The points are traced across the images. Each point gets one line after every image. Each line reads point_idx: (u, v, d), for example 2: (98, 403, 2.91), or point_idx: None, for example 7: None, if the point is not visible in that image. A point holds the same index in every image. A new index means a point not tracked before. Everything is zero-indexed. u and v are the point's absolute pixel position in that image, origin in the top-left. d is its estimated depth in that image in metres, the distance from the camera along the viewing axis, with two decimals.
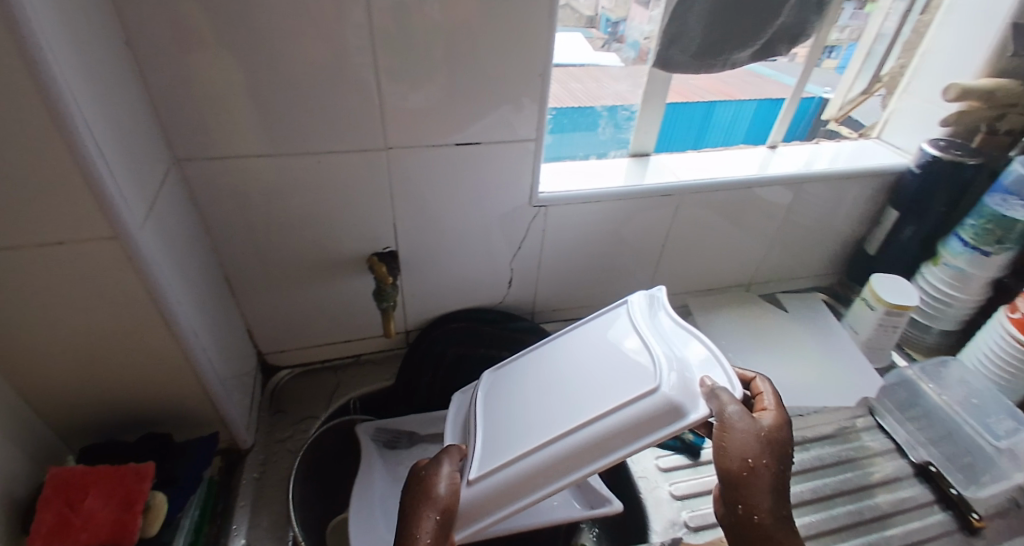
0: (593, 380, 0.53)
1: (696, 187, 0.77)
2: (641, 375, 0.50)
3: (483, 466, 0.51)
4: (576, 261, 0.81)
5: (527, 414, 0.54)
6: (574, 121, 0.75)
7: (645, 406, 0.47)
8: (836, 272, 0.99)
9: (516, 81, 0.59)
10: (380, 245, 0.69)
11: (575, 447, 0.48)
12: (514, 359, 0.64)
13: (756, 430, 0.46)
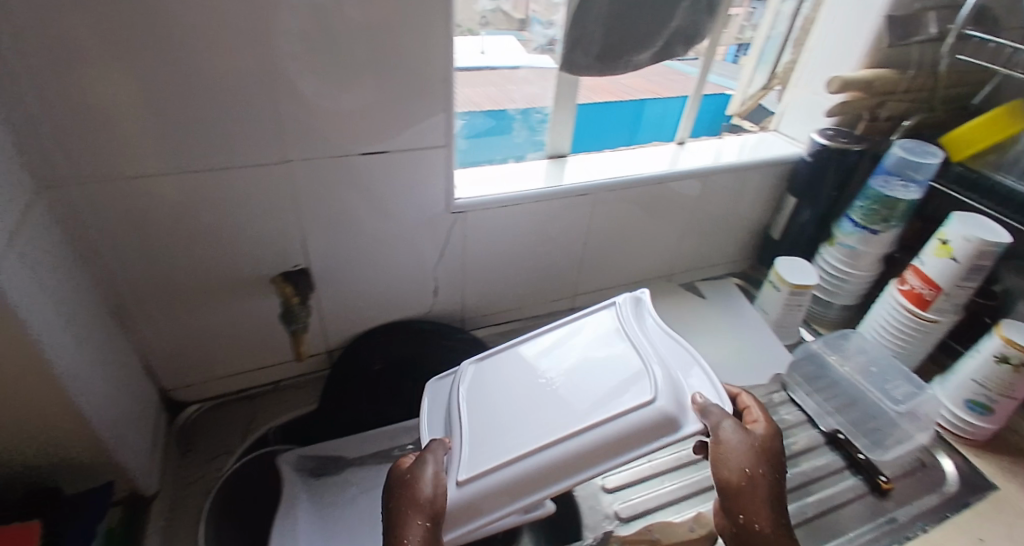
0: (585, 386, 0.55)
1: (611, 184, 0.79)
2: (637, 387, 0.52)
3: (473, 466, 0.50)
4: (499, 266, 0.80)
5: (518, 415, 0.54)
6: (486, 124, 0.75)
7: (641, 417, 0.50)
8: (748, 258, 1.04)
9: (419, 87, 0.57)
10: (297, 255, 0.65)
11: (579, 450, 0.49)
12: (495, 356, 0.64)
13: (751, 443, 0.49)
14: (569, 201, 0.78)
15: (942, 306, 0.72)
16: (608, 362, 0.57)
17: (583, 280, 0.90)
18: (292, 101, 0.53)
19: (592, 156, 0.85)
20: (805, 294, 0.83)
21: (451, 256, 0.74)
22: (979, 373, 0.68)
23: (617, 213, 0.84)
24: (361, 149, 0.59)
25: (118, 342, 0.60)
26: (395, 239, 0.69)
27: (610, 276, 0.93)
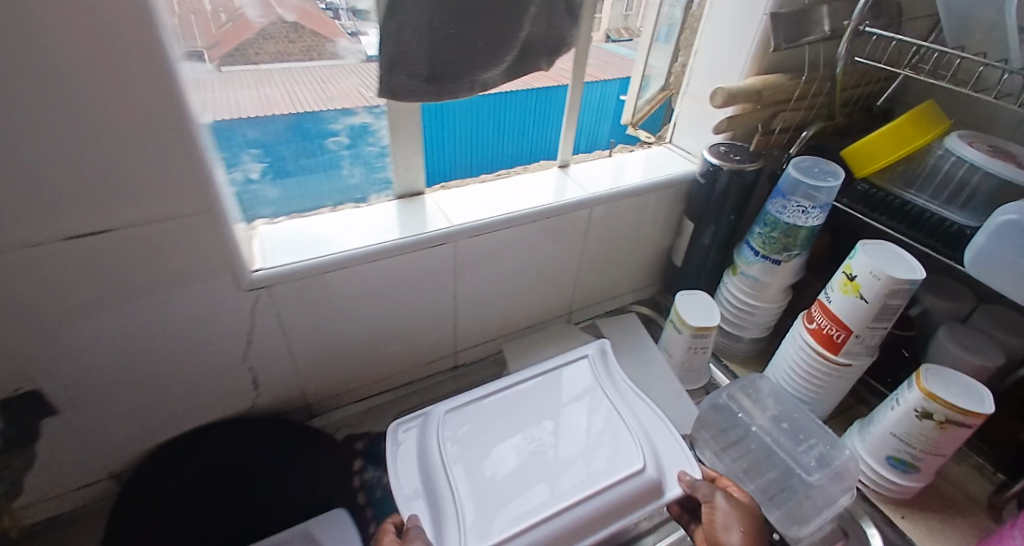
0: (572, 448, 0.58)
1: (472, 229, 0.65)
2: (630, 456, 0.56)
3: (476, 536, 0.49)
4: (346, 335, 0.65)
5: (509, 478, 0.54)
6: (298, 164, 0.58)
7: (636, 488, 0.54)
8: (655, 283, 0.95)
9: (143, 144, 0.41)
10: (43, 366, 0.49)
11: (581, 518, 0.52)
12: (464, 404, 0.62)
13: (739, 501, 0.58)
14: (421, 253, 0.64)
15: (853, 349, 0.65)
16: (594, 425, 0.60)
17: (467, 333, 0.77)
18: None
19: (454, 189, 0.72)
20: (707, 337, 0.73)
21: (272, 335, 0.59)
22: (899, 427, 0.62)
23: (490, 257, 0.71)
24: (97, 226, 0.43)
25: None
26: (183, 327, 0.53)
27: (497, 326, 0.80)
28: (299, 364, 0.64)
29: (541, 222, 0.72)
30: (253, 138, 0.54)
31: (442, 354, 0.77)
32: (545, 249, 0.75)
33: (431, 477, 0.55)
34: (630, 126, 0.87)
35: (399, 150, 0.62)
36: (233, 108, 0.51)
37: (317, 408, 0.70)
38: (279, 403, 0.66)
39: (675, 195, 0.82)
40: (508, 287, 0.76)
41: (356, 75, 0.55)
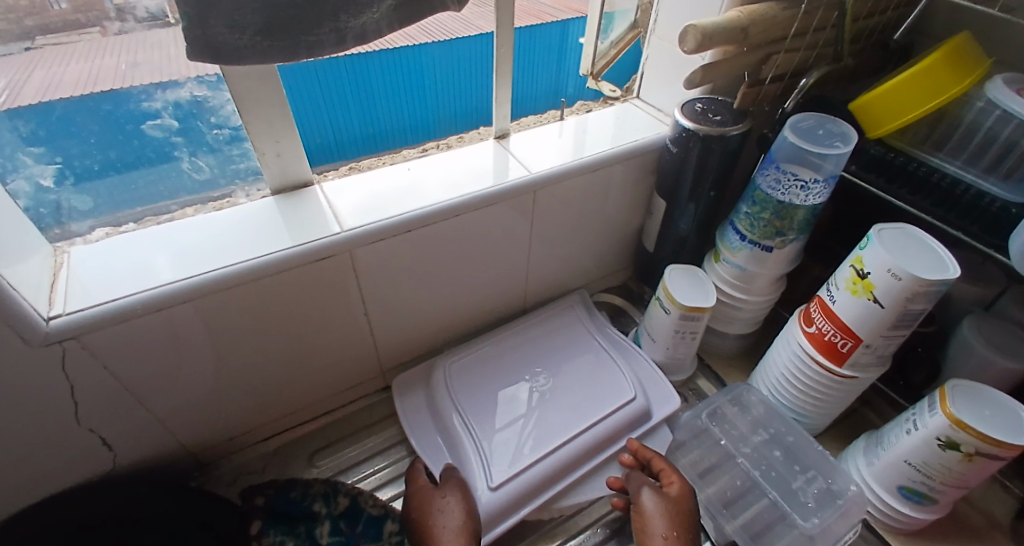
0: (567, 385, 0.61)
1: (374, 233, 0.50)
2: (621, 387, 0.60)
3: (502, 469, 0.53)
4: (225, 372, 0.51)
5: (516, 414, 0.58)
6: (112, 159, 0.43)
7: (629, 415, 0.58)
8: (628, 265, 0.80)
9: None
10: None
11: (585, 446, 0.56)
12: (467, 355, 0.64)
13: (673, 493, 0.50)
14: (307, 270, 0.49)
15: (861, 361, 0.52)
16: (582, 363, 0.64)
17: (397, 348, 0.63)
18: None
19: (356, 174, 0.56)
20: (699, 319, 0.60)
21: (113, 390, 0.45)
22: (916, 455, 0.49)
23: (419, 260, 0.56)
24: None
25: None
26: None
27: (433, 337, 0.66)
28: (166, 414, 0.50)
29: (471, 213, 0.56)
30: (30, 132, 0.39)
31: (368, 376, 0.63)
32: (486, 244, 0.61)
33: (447, 424, 0.58)
34: (591, 79, 0.71)
35: (267, 135, 0.46)
36: (51, 86, 0.39)
37: (208, 454, 0.56)
38: (151, 459, 0.53)
39: (643, 167, 0.66)
40: (439, 291, 0.61)
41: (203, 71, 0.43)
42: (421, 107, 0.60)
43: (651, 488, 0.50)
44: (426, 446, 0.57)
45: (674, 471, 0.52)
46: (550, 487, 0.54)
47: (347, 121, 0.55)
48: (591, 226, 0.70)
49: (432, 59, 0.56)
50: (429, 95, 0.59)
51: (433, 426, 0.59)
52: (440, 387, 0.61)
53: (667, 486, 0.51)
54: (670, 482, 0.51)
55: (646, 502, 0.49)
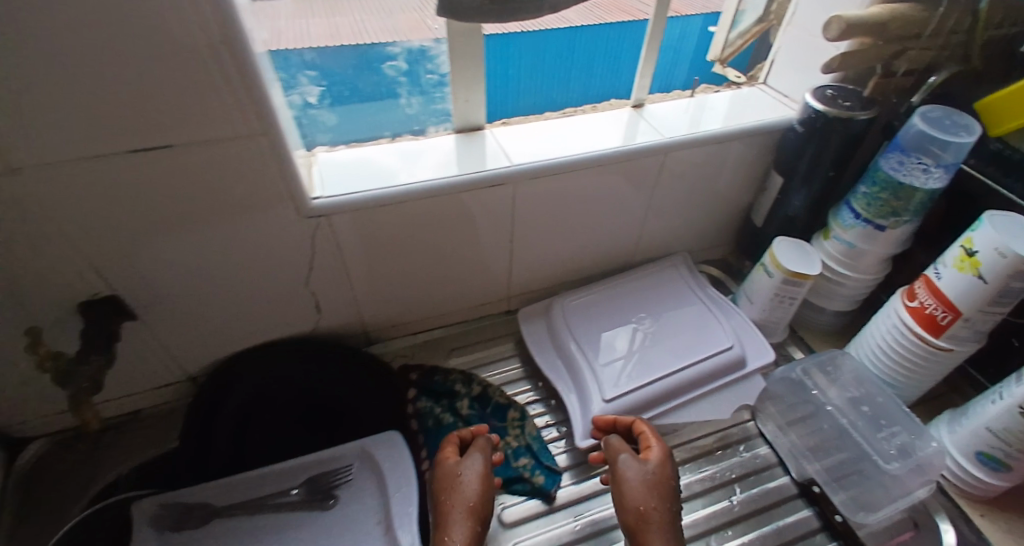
0: (669, 330, 0.70)
1: (534, 170, 0.61)
2: (720, 337, 0.68)
3: (612, 387, 0.62)
4: (399, 270, 0.65)
5: (625, 348, 0.67)
6: (356, 89, 0.56)
7: (726, 361, 0.66)
8: (730, 240, 0.87)
9: (196, 68, 0.39)
10: (103, 287, 0.50)
11: (686, 381, 0.64)
12: (582, 296, 0.73)
13: (657, 469, 0.51)
14: (480, 194, 0.60)
15: (959, 334, 0.56)
16: (686, 314, 0.72)
17: (522, 279, 0.74)
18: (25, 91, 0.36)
19: (518, 124, 0.67)
20: (802, 285, 0.66)
21: (331, 265, 0.59)
22: (997, 422, 0.53)
23: (559, 202, 0.67)
24: (156, 143, 0.42)
25: None
26: (248, 251, 0.53)
27: (553, 276, 0.76)
28: (356, 296, 0.64)
29: (610, 166, 0.65)
30: (310, 59, 0.52)
31: (497, 298, 0.75)
32: (614, 196, 0.70)
33: (565, 347, 0.67)
34: (718, 64, 0.79)
35: (465, 83, 0.58)
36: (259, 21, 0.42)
37: (371, 338, 0.70)
38: (334, 332, 0.67)
39: (763, 146, 0.72)
40: (569, 233, 0.72)
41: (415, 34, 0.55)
42: (579, 76, 0.69)
43: (634, 463, 0.52)
44: (546, 362, 0.68)
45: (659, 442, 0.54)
46: (650, 409, 0.63)
47: (518, 82, 0.66)
48: (707, 196, 0.77)
49: (593, 37, 0.65)
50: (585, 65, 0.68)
51: (552, 348, 0.69)
52: (560, 317, 0.70)
53: (650, 460, 0.52)
54: (652, 453, 0.53)
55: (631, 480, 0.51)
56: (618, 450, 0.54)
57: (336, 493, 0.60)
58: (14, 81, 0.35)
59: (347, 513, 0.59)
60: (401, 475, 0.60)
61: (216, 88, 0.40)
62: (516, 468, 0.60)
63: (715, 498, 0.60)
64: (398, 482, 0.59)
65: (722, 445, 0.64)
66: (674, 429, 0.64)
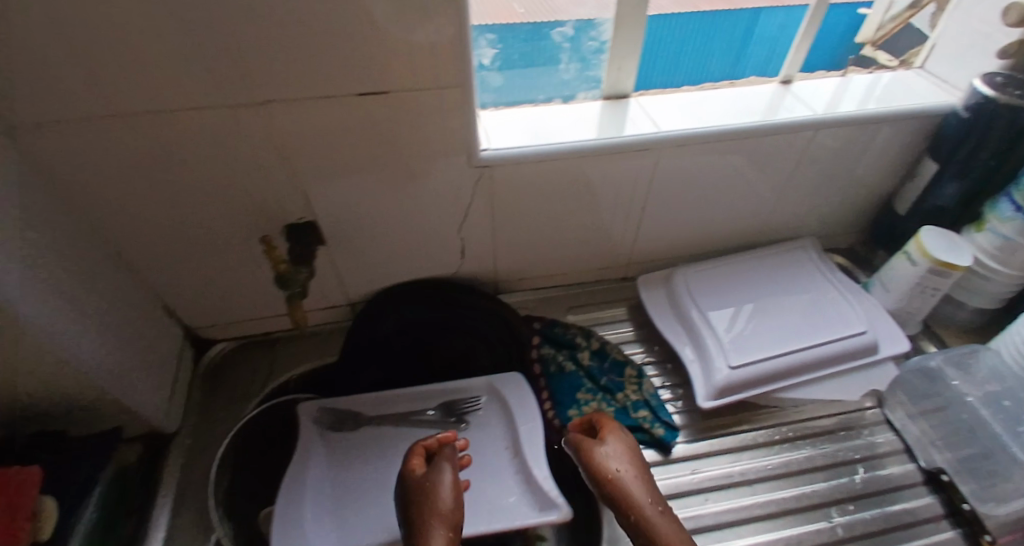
0: (796, 308, 0.71)
1: (685, 138, 0.62)
2: (851, 321, 0.69)
3: (737, 355, 0.65)
4: (537, 226, 0.70)
5: (750, 320, 0.69)
6: (523, 53, 0.61)
7: (856, 345, 0.67)
8: (855, 229, 0.85)
9: (425, 27, 0.45)
10: (307, 214, 0.59)
11: (813, 359, 0.66)
12: (705, 268, 0.75)
13: (632, 459, 0.53)
14: (628, 160, 0.64)
15: None
16: (814, 294, 0.72)
17: (643, 248, 0.77)
18: (297, 40, 0.43)
19: (665, 95, 0.68)
20: (950, 275, 0.64)
21: (484, 216, 0.66)
22: None
23: (697, 175, 0.69)
24: (378, 92, 0.49)
25: (126, 292, 0.57)
26: (423, 196, 0.61)
27: (674, 248, 0.78)
28: (496, 246, 0.71)
29: (754, 144, 0.66)
30: (493, 25, 0.57)
31: (616, 264, 0.79)
32: (751, 174, 0.71)
33: (686, 314, 0.70)
34: (868, 46, 0.74)
35: (624, 50, 0.61)
36: None
37: (500, 287, 0.77)
38: (471, 277, 0.74)
39: (919, 131, 0.70)
40: (698, 207, 0.74)
41: (589, 6, 0.60)
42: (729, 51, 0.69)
43: (619, 459, 0.52)
44: (666, 327, 0.71)
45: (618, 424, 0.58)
46: (771, 383, 0.65)
47: (671, 58, 0.67)
48: (843, 181, 0.76)
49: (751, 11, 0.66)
50: (739, 42, 0.68)
51: (673, 314, 0.72)
52: (682, 286, 0.73)
53: (623, 453, 0.53)
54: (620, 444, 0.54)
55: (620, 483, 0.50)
56: (596, 455, 0.53)
57: (468, 417, 0.68)
58: (291, 31, 0.42)
59: (480, 436, 0.66)
60: (525, 409, 0.66)
61: (436, 46, 0.46)
62: (633, 418, 0.65)
63: (834, 474, 0.63)
64: (523, 414, 0.66)
65: (846, 426, 0.68)
66: (797, 406, 0.69)
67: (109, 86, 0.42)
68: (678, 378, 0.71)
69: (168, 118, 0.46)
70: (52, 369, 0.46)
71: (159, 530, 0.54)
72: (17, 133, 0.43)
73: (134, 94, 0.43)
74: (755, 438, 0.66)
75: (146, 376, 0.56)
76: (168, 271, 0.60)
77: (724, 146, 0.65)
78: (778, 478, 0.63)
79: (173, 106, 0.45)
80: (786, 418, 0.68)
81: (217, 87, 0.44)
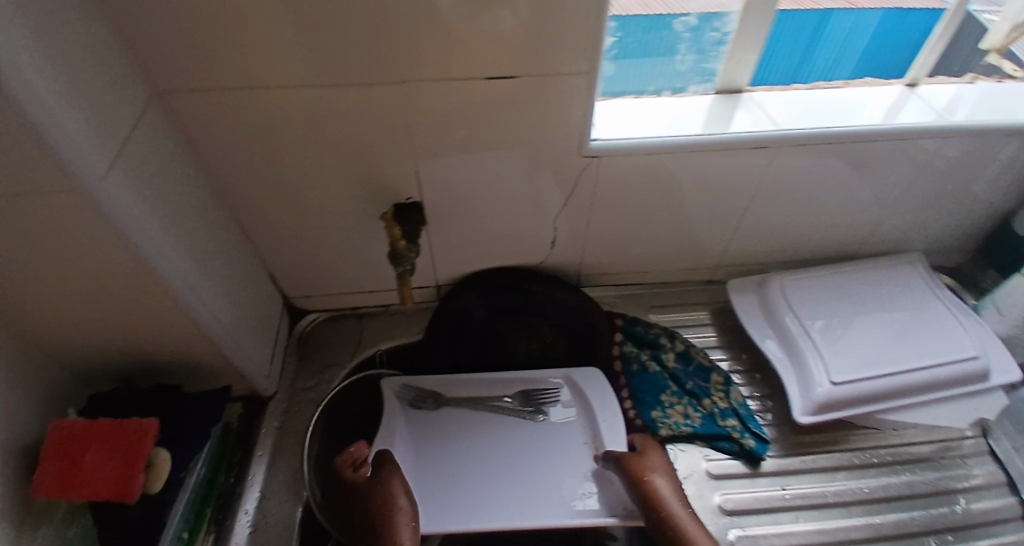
0: (898, 327, 0.68)
1: (802, 137, 0.59)
2: (960, 345, 0.66)
3: (838, 371, 0.63)
4: (633, 220, 0.69)
5: (850, 336, 0.67)
6: (642, 42, 0.59)
7: (965, 370, 0.64)
8: (962, 247, 0.80)
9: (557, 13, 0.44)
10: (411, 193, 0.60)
11: (917, 382, 0.64)
12: (801, 278, 0.73)
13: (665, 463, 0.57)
14: (735, 161, 0.62)
15: None
16: (917, 314, 0.69)
17: (734, 251, 0.75)
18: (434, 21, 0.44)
19: (779, 92, 0.65)
20: None
21: (580, 207, 0.65)
22: None
23: (802, 180, 0.66)
24: (499, 77, 0.49)
25: (242, 255, 0.60)
26: (525, 183, 0.61)
27: (767, 252, 0.76)
28: (586, 238, 0.70)
29: (870, 151, 0.63)
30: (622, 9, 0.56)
31: (704, 265, 0.77)
32: (861, 182, 0.68)
33: (782, 323, 0.68)
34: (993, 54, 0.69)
35: (746, 44, 0.59)
36: None
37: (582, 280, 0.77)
38: (557, 267, 0.74)
39: None
40: (798, 213, 0.71)
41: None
42: (851, 49, 0.66)
43: (653, 463, 0.56)
44: (759, 333, 0.69)
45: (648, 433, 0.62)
46: (873, 403, 0.63)
47: (790, 52, 0.65)
48: (960, 196, 0.71)
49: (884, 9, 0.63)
50: (862, 40, 0.65)
51: (766, 321, 0.70)
52: (778, 293, 0.71)
53: (657, 455, 0.57)
54: (654, 450, 0.58)
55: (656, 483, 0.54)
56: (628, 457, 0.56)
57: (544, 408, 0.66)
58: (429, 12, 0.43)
59: (556, 428, 0.65)
60: (607, 406, 0.64)
61: (565, 33, 0.46)
62: (722, 426, 0.63)
63: (931, 501, 0.61)
64: (604, 411, 0.64)
65: (947, 454, 0.64)
66: (898, 429, 0.65)
67: (257, 58, 0.45)
68: (766, 387, 0.69)
69: (304, 91, 0.48)
70: (178, 323, 0.49)
71: (255, 489, 0.57)
72: (172, 99, 0.46)
73: (278, 69, 0.46)
74: (847, 457, 0.63)
75: (251, 337, 0.59)
76: (276, 238, 0.63)
77: (838, 151, 0.63)
78: (874, 502, 0.60)
79: (310, 80, 0.47)
80: (883, 440, 0.65)
81: (351, 64, 0.46)
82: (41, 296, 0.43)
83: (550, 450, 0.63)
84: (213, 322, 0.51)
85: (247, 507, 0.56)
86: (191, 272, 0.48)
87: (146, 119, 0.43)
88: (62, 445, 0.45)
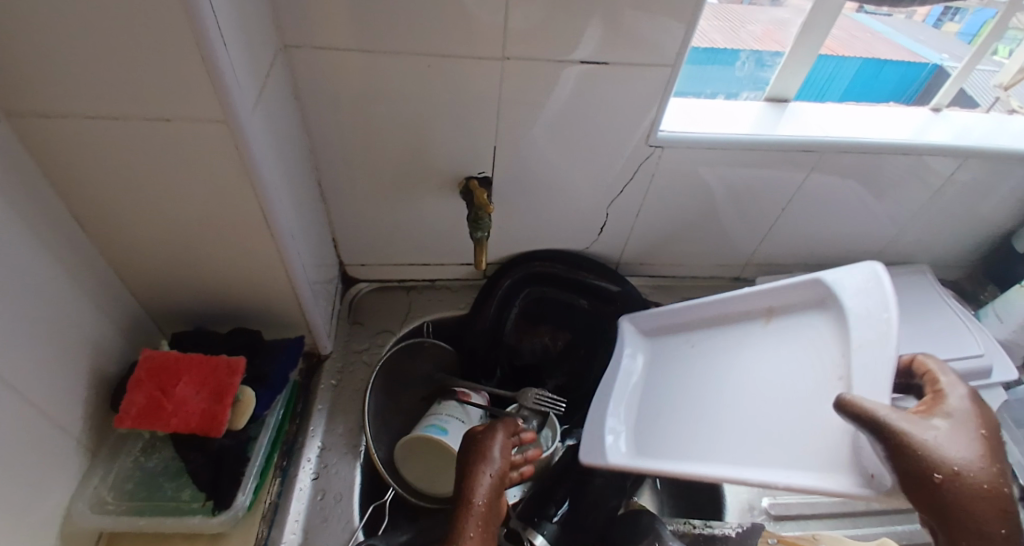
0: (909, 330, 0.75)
1: (845, 145, 0.65)
2: (967, 346, 0.73)
3: None
4: (682, 215, 0.74)
5: None
6: (713, 50, 0.65)
7: (973, 368, 0.71)
8: (965, 261, 0.88)
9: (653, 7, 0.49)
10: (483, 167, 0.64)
11: None
12: None
13: (991, 447, 0.33)
14: (780, 168, 0.68)
15: None
16: (927, 319, 0.77)
17: (764, 251, 0.82)
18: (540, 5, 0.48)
19: (824, 107, 0.71)
20: None
21: (636, 198, 0.70)
22: None
23: (835, 193, 0.73)
24: (587, 63, 0.53)
25: (318, 215, 0.63)
26: (590, 169, 0.65)
27: (794, 256, 0.83)
28: (634, 229, 0.75)
29: (899, 169, 0.70)
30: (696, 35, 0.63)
31: (734, 263, 0.83)
32: (888, 198, 0.74)
33: None
34: (1000, 89, 0.75)
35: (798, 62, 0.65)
36: None
37: (623, 268, 0.82)
38: (602, 254, 0.79)
39: None
40: (827, 222, 0.77)
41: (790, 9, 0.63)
42: (875, 83, 0.73)
43: (961, 443, 0.33)
44: None
45: (961, 382, 0.39)
46: None
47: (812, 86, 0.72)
48: (973, 215, 0.78)
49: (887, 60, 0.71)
50: (871, 81, 0.72)
51: None
52: None
53: (972, 425, 0.35)
54: (965, 414, 0.35)
55: (963, 483, 0.32)
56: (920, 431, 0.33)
57: (795, 336, 0.51)
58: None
59: (793, 360, 0.50)
60: (868, 318, 0.43)
61: (655, 28, 0.51)
62: None
63: None
64: (864, 324, 0.43)
65: None
66: None
67: (371, 22, 0.48)
68: None
69: (410, 60, 0.51)
70: (270, 269, 0.51)
71: (316, 439, 0.59)
72: (288, 55, 0.49)
73: (389, 37, 0.49)
74: None
75: (319, 295, 0.61)
76: (348, 203, 0.66)
77: (871, 169, 0.69)
78: None
79: (416, 50, 0.50)
80: None
81: (455, 39, 0.50)
82: (153, 229, 0.45)
83: (786, 378, 0.49)
84: (300, 270, 0.53)
85: (311, 452, 0.58)
86: (291, 220, 0.50)
87: (274, 70, 0.46)
88: (150, 376, 0.47)
